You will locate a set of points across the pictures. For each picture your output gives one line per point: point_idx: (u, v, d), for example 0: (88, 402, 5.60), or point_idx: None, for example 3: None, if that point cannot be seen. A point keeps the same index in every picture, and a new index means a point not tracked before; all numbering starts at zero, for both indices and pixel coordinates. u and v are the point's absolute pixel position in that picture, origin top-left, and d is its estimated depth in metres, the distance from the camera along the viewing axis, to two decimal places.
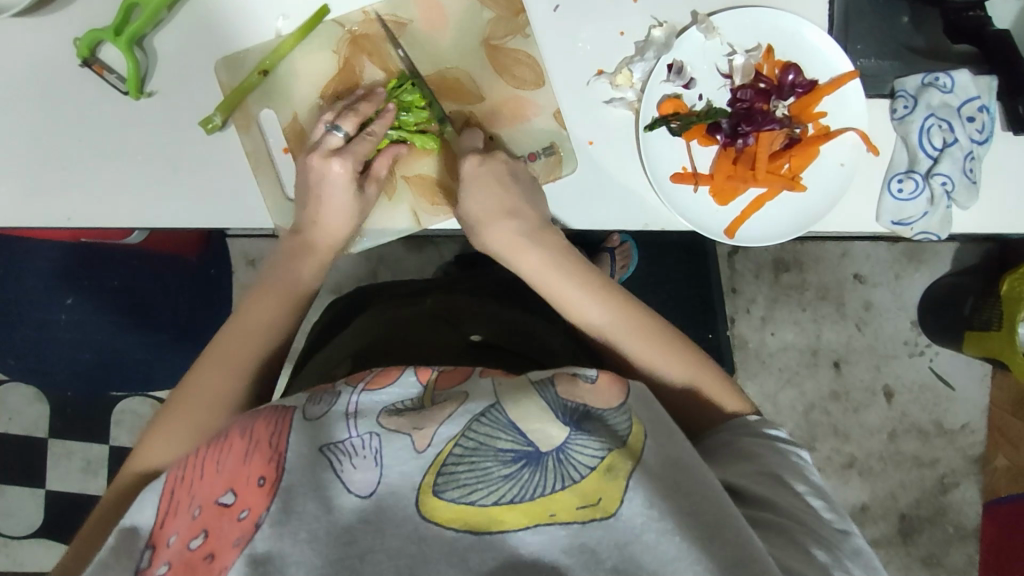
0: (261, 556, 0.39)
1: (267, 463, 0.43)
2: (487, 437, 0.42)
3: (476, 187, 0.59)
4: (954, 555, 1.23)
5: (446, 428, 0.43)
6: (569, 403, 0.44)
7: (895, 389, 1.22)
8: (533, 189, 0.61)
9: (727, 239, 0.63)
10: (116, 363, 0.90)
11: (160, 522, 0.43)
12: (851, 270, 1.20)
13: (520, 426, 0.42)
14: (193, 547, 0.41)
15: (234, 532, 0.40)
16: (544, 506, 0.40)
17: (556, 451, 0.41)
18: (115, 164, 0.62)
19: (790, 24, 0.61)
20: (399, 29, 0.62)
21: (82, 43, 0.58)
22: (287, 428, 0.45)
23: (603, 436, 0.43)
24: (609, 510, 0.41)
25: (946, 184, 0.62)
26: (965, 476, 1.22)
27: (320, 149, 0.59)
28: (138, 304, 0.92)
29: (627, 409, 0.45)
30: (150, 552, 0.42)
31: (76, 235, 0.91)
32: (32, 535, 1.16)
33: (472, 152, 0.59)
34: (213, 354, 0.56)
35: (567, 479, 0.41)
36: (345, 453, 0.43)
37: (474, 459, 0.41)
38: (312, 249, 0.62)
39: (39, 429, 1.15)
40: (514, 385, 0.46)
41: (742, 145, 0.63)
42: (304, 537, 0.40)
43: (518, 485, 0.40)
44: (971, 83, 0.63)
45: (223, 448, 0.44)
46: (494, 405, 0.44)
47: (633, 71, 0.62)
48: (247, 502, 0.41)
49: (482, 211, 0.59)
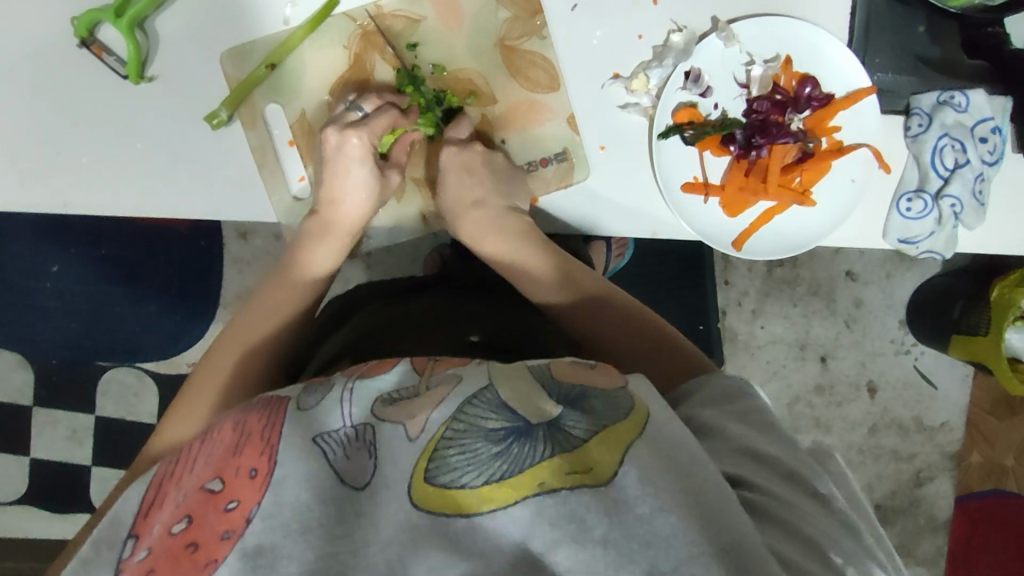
0: (252, 550, 0.36)
1: (260, 455, 0.39)
2: (477, 419, 0.38)
3: (451, 177, 0.63)
4: (924, 545, 1.26)
5: (436, 414, 0.39)
6: (566, 383, 0.41)
7: (879, 385, 1.24)
8: (512, 181, 0.63)
9: (735, 251, 0.64)
10: (106, 326, 1.01)
11: (146, 511, 0.40)
12: (843, 267, 1.21)
13: (511, 405, 0.39)
14: (176, 533, 0.38)
15: (221, 524, 0.37)
16: (532, 476, 0.36)
17: (546, 424, 0.37)
18: (115, 140, 0.60)
19: (811, 36, 0.60)
20: (412, 25, 0.60)
21: (79, 24, 0.56)
22: (279, 420, 0.42)
23: (593, 413, 0.39)
24: (602, 479, 0.36)
25: (954, 206, 0.63)
26: (940, 471, 1.25)
27: (337, 123, 0.61)
28: (126, 271, 1.02)
29: (627, 390, 0.42)
30: (133, 541, 0.39)
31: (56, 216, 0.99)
32: (14, 503, 1.13)
33: (451, 141, 0.62)
34: (224, 343, 0.59)
35: (557, 447, 0.36)
36: (338, 443, 0.40)
37: (464, 440, 0.37)
38: (329, 232, 0.63)
39: (23, 397, 1.11)
40: (511, 369, 0.42)
41: (756, 157, 0.63)
42: (296, 528, 0.36)
43: (508, 461, 0.36)
44: (986, 104, 0.63)
45: (214, 439, 0.42)
46: (486, 387, 0.40)
47: (650, 77, 0.61)
48: (237, 493, 0.38)
49: (457, 198, 0.63)
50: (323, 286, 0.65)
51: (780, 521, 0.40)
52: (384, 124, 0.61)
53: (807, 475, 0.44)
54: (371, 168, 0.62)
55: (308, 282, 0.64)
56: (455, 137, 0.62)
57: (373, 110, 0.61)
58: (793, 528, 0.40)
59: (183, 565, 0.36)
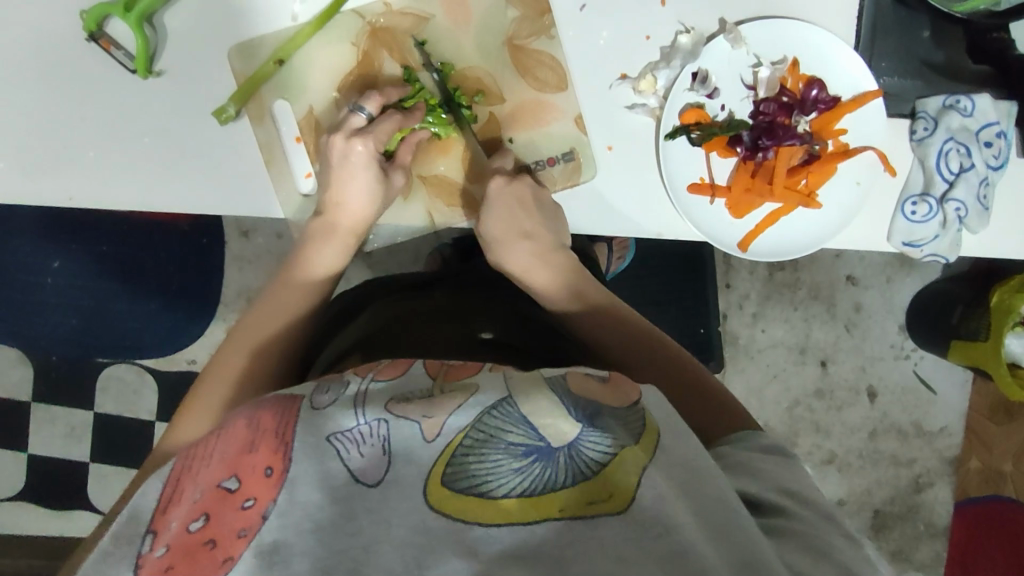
0: (268, 547, 0.36)
1: (274, 454, 0.39)
2: (499, 430, 0.38)
3: (498, 208, 0.62)
4: (923, 551, 1.26)
5: (455, 419, 0.39)
6: (581, 398, 0.40)
7: (878, 390, 1.24)
8: (555, 215, 0.63)
9: (741, 252, 0.64)
10: (107, 322, 1.01)
11: (163, 508, 0.40)
12: (844, 271, 1.21)
13: (532, 420, 0.38)
14: (193, 530, 0.37)
15: (238, 521, 0.37)
16: (552, 501, 0.36)
17: (567, 447, 0.37)
18: (121, 135, 0.60)
19: (818, 37, 0.60)
20: (420, 23, 0.60)
21: (88, 18, 0.56)
22: (293, 419, 0.41)
23: (617, 435, 0.38)
24: (622, 506, 0.36)
25: (959, 210, 0.63)
26: (939, 477, 1.25)
27: (343, 129, 0.61)
28: (127, 268, 1.02)
29: (639, 411, 0.41)
30: (151, 538, 0.38)
31: (58, 212, 1.00)
32: (12, 499, 1.12)
33: (500, 172, 0.61)
34: (235, 339, 0.60)
35: (578, 474, 0.36)
36: (352, 442, 0.39)
37: (484, 452, 0.37)
38: (334, 231, 0.64)
39: (22, 393, 1.10)
40: (529, 379, 0.42)
41: (762, 159, 0.63)
42: (308, 526, 0.36)
43: (528, 479, 0.36)
44: (991, 108, 0.63)
45: (228, 436, 0.41)
46: (505, 398, 0.39)
47: (657, 78, 0.61)
48: (253, 491, 0.38)
49: (503, 229, 0.63)
50: (329, 286, 0.66)
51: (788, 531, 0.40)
52: (389, 129, 0.61)
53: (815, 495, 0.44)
54: (374, 172, 0.61)
55: (315, 273, 0.64)
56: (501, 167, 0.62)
57: (377, 115, 0.61)
58: (805, 542, 0.40)
59: (202, 563, 0.36)
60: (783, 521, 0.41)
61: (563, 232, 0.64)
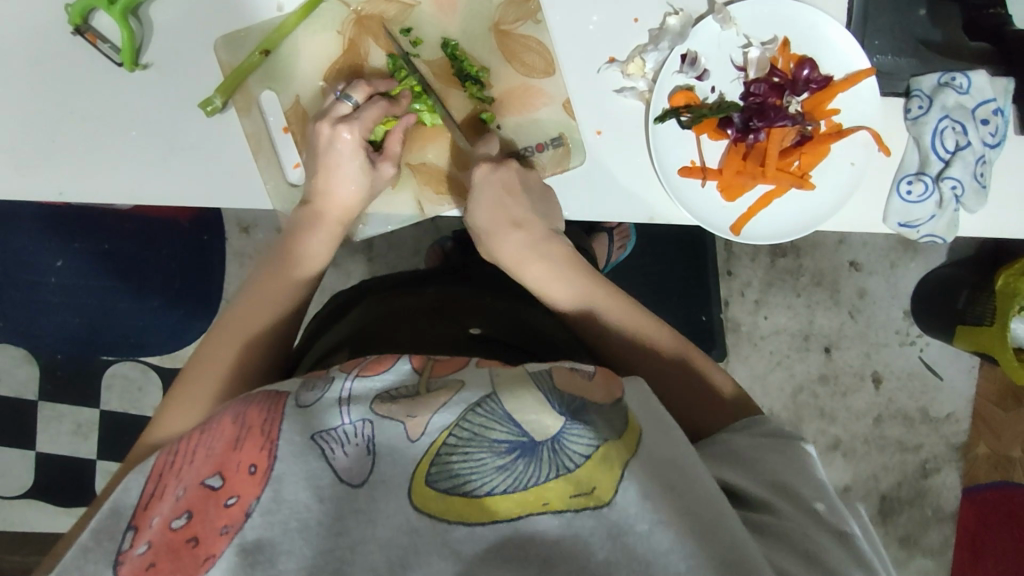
0: (251, 546, 0.35)
1: (259, 450, 0.38)
2: (481, 427, 0.37)
3: (485, 196, 0.60)
4: (931, 537, 1.25)
5: (439, 417, 0.38)
6: (567, 394, 0.39)
7: (884, 376, 1.23)
8: (544, 198, 0.61)
9: (733, 235, 0.63)
10: (107, 321, 1.03)
11: (145, 504, 0.39)
12: (847, 257, 1.20)
13: (516, 416, 0.37)
14: (176, 527, 0.37)
15: (221, 519, 0.36)
16: (536, 496, 0.36)
17: (551, 441, 0.36)
18: (114, 126, 0.60)
19: (808, 17, 0.60)
20: (406, 10, 0.60)
21: (73, 11, 0.56)
22: (279, 415, 0.40)
23: (599, 427, 0.38)
24: (604, 499, 0.36)
25: (956, 188, 0.62)
26: (946, 462, 1.24)
27: (330, 115, 0.60)
28: (128, 266, 1.03)
29: (622, 404, 0.41)
30: (132, 533, 0.38)
31: (57, 210, 1.01)
32: (17, 497, 1.12)
33: (486, 159, 0.60)
34: (220, 334, 0.58)
35: (561, 469, 0.36)
36: (337, 440, 0.39)
37: (467, 449, 0.37)
38: (320, 221, 0.62)
39: (28, 391, 1.11)
40: (513, 375, 0.41)
41: (753, 141, 0.62)
42: (294, 525, 0.36)
43: (512, 476, 0.36)
44: (987, 85, 0.62)
45: (213, 432, 0.40)
46: (490, 394, 0.39)
47: (646, 61, 0.61)
48: (237, 489, 0.37)
49: (492, 217, 0.61)
50: (315, 284, 0.65)
51: (772, 527, 0.40)
52: (375, 115, 0.61)
53: (806, 489, 0.43)
54: (362, 160, 0.61)
55: (314, 267, 0.64)
56: (485, 153, 0.61)
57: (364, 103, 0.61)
58: (795, 546, 0.39)
59: (183, 560, 0.36)
60: (772, 519, 0.41)
61: (554, 220, 0.63)
